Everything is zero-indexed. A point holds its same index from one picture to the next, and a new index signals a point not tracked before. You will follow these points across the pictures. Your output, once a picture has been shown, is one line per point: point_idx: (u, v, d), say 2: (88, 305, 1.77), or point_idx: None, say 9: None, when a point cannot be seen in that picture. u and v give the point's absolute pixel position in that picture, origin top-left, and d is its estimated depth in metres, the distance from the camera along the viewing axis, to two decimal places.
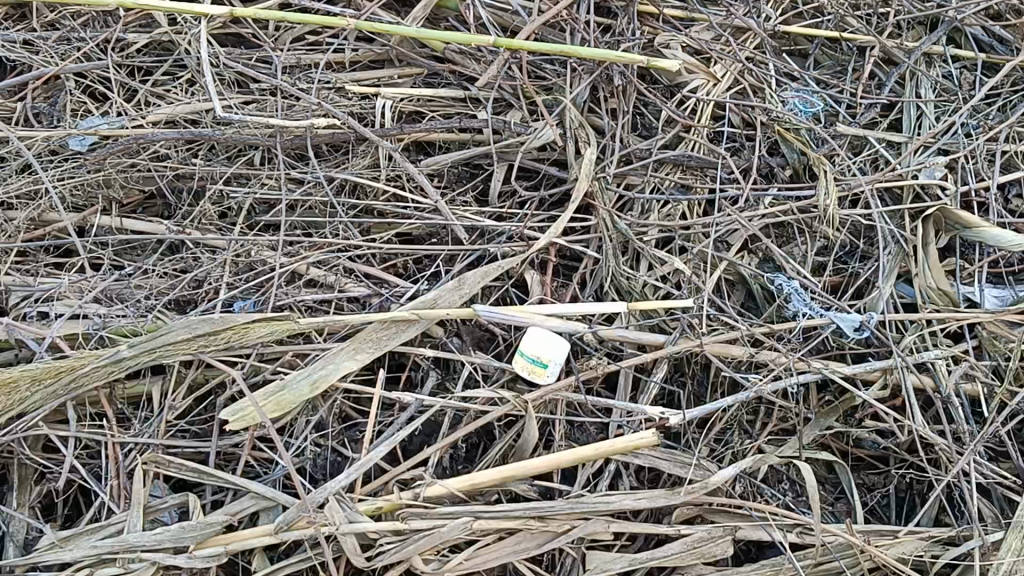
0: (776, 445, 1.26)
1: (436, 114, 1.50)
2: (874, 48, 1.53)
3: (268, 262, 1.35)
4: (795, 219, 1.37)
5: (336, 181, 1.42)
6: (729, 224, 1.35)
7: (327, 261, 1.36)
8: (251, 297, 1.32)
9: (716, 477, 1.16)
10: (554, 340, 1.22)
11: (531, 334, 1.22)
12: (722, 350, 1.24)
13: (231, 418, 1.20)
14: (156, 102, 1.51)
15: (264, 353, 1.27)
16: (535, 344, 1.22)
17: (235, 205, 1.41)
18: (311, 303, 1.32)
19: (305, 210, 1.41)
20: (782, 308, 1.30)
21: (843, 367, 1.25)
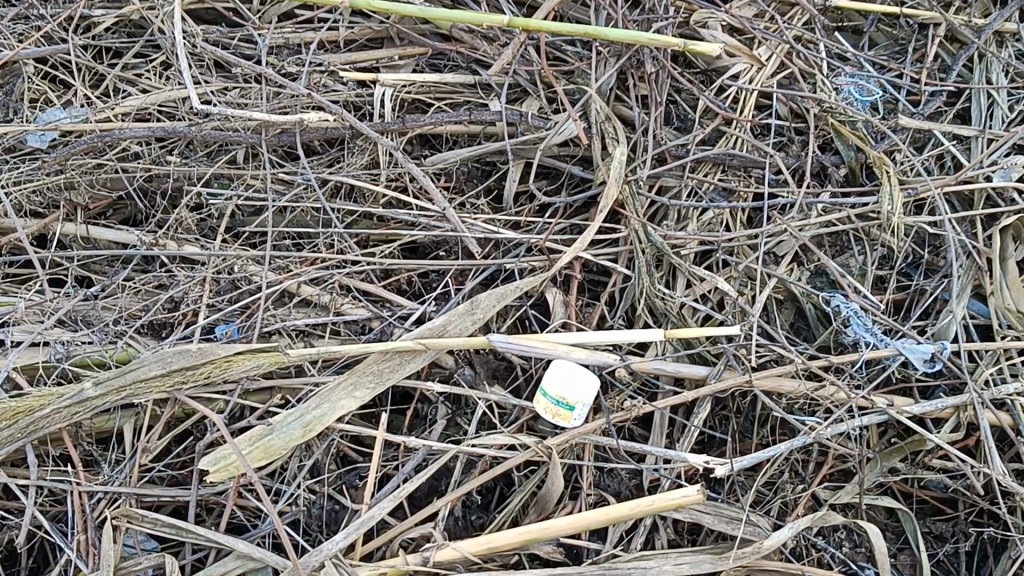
0: (832, 492, 1.11)
1: (443, 104, 1.32)
2: (939, 26, 1.34)
3: (253, 279, 1.19)
4: (852, 228, 1.21)
5: (331, 183, 1.25)
6: (778, 235, 1.19)
7: (321, 277, 1.20)
8: (235, 321, 1.16)
9: (770, 541, 1.00)
10: (578, 380, 1.05)
11: (552, 372, 1.06)
12: (772, 386, 1.09)
13: (212, 468, 1.04)
14: (126, 89, 1.33)
15: (249, 387, 1.12)
16: (556, 384, 1.06)
17: (215, 211, 1.25)
18: (303, 328, 1.16)
19: (296, 216, 1.24)
20: (839, 333, 1.14)
21: (911, 406, 1.10)
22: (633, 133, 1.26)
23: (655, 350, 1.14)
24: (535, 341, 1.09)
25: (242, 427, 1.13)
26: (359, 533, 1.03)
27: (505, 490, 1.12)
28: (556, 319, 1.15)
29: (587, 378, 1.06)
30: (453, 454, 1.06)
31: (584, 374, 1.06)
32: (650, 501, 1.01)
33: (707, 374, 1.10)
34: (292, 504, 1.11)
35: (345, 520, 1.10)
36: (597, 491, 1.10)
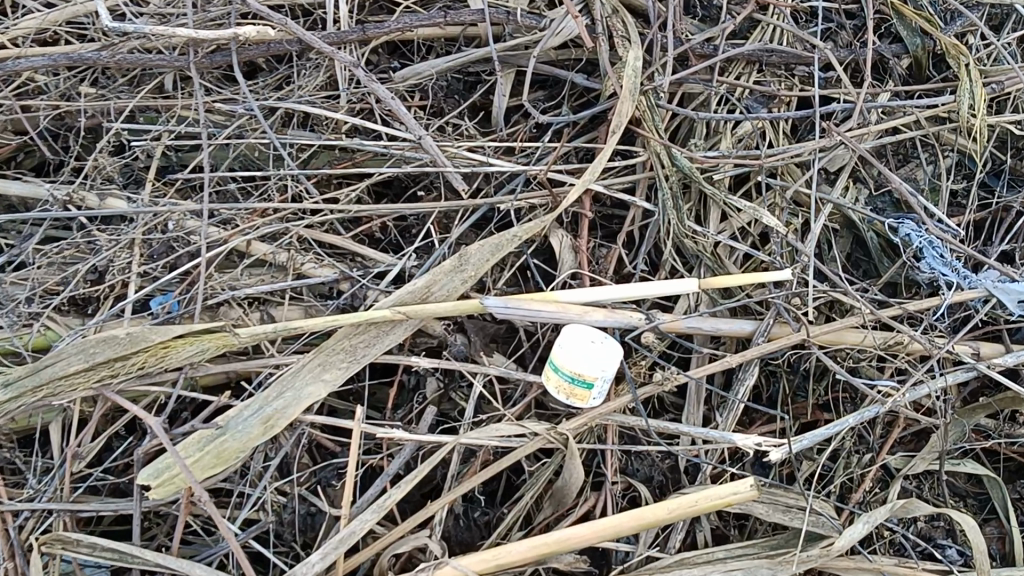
0: (906, 461, 0.93)
1: (412, 3, 1.08)
2: None
3: (192, 238, 0.97)
4: (921, 135, 0.98)
5: (281, 111, 1.02)
6: (832, 149, 0.97)
7: (277, 231, 0.99)
8: (173, 292, 0.95)
9: (841, 542, 0.82)
10: (597, 354, 0.85)
11: (564, 343, 0.86)
12: (834, 342, 0.89)
13: (151, 484, 0.85)
14: (25, 5, 1.09)
15: (194, 374, 0.92)
16: (571, 359, 0.85)
17: (141, 153, 1.02)
18: (258, 296, 0.95)
19: (240, 154, 1.02)
20: (912, 269, 0.94)
21: (1003, 355, 0.90)
22: (647, 28, 1.03)
23: (686, 302, 0.93)
24: (541, 303, 0.89)
25: (191, 421, 0.94)
26: (339, 553, 0.84)
27: (513, 478, 0.93)
28: (564, 270, 0.95)
29: (608, 350, 0.85)
30: (448, 449, 0.87)
31: (603, 345, 0.85)
32: (692, 501, 0.82)
33: (753, 331, 0.90)
34: (259, 510, 0.93)
35: (323, 526, 0.92)
36: (624, 478, 0.91)
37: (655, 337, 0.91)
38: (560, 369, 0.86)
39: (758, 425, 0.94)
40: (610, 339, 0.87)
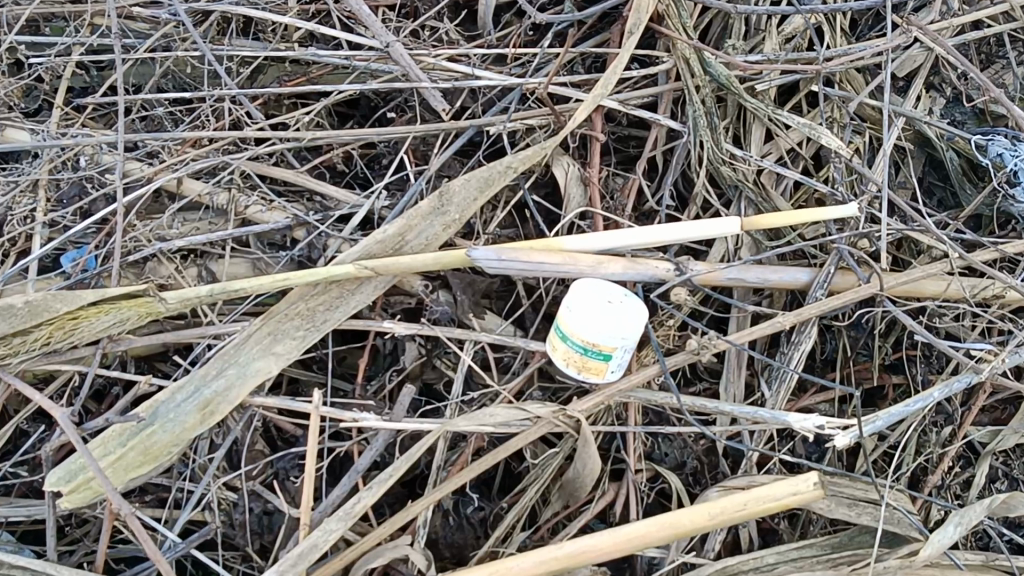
0: (996, 435, 0.75)
1: None
2: None
3: (110, 178, 0.79)
4: (1013, 29, 0.79)
5: (214, 16, 0.83)
6: (905, 48, 0.77)
7: (215, 166, 0.80)
8: (88, 245, 0.77)
9: (927, 548, 0.65)
10: (614, 319, 0.66)
11: (573, 304, 0.68)
12: (912, 292, 0.71)
13: (60, 488, 0.69)
14: None
15: (115, 349, 0.74)
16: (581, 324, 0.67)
17: (45, 73, 0.82)
18: (192, 248, 0.77)
19: (166, 70, 0.83)
20: (1005, 199, 0.75)
21: None
22: None
23: (723, 247, 0.75)
24: (543, 253, 0.70)
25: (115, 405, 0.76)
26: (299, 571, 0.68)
27: (513, 465, 0.76)
28: (568, 207, 0.77)
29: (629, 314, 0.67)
30: (431, 440, 0.69)
31: (623, 308, 0.67)
32: (742, 504, 0.65)
33: (809, 283, 0.72)
34: (204, 510, 0.76)
35: (283, 529, 0.75)
36: (648, 465, 0.74)
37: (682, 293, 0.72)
38: (569, 334, 0.68)
39: (811, 395, 0.77)
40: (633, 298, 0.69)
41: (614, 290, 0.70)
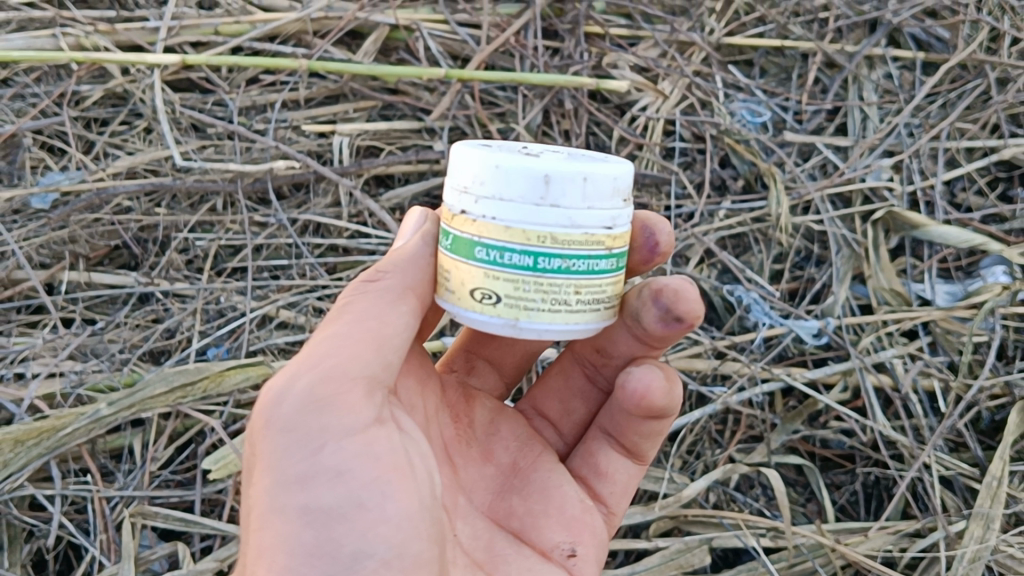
0: (746, 453, 1.31)
1: (393, 147, 1.53)
2: (816, 54, 1.56)
3: (238, 307, 1.38)
4: (750, 229, 1.43)
5: (299, 222, 1.45)
6: (686, 239, 1.39)
7: (296, 301, 1.40)
8: (224, 344, 1.37)
9: (688, 491, 1.23)
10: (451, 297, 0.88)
11: (626, 198, 0.87)
12: (687, 365, 1.31)
13: (214, 466, 1.25)
14: (115, 153, 1.52)
15: (240, 398, 1.32)
16: (618, 253, 0.87)
17: (201, 253, 1.44)
18: (284, 345, 1.36)
19: (271, 252, 1.45)
20: (742, 318, 1.36)
21: (805, 374, 1.30)
22: None
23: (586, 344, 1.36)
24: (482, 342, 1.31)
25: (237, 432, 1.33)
26: None
27: None
28: None
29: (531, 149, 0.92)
30: None
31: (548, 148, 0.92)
32: None
33: None
34: None
35: None
36: None
37: (487, 296, 0.83)
38: (582, 259, 0.83)
39: None
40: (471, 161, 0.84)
41: (520, 150, 0.87)
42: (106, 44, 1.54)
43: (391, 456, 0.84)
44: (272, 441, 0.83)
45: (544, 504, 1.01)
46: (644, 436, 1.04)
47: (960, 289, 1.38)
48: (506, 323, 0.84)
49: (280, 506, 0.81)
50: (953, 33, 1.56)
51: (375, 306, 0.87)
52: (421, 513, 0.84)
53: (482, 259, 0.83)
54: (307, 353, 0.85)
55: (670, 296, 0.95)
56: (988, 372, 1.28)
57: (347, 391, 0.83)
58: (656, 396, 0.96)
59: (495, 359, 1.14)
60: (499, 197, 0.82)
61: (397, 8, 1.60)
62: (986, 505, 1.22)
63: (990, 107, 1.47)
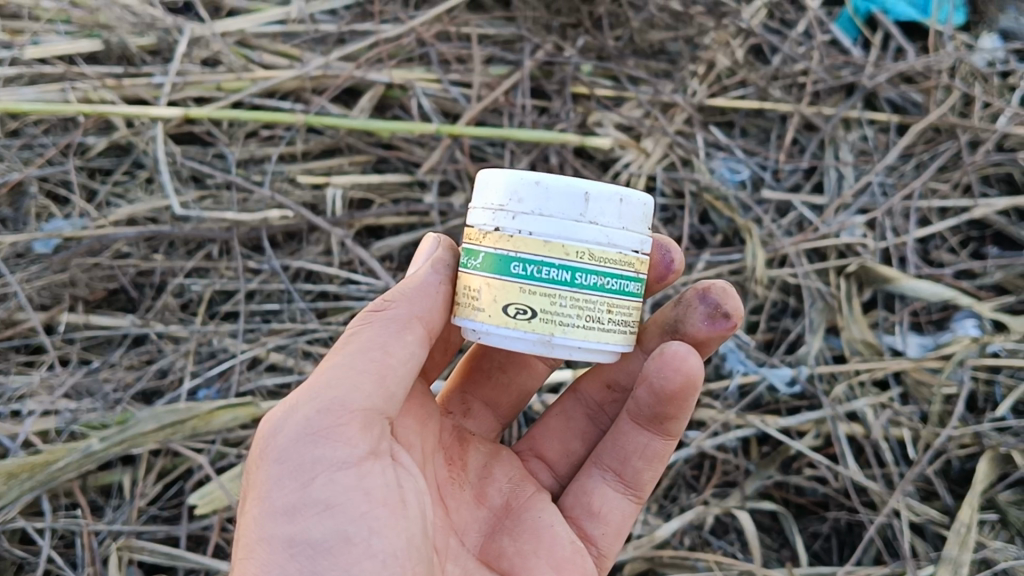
0: (721, 498, 1.34)
1: (386, 200, 1.59)
2: (794, 116, 1.62)
3: (229, 349, 1.43)
4: (727, 281, 1.48)
5: (292, 269, 1.51)
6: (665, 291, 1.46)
7: (286, 345, 1.45)
8: (214, 385, 1.41)
9: (661, 532, 1.27)
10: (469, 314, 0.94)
11: (648, 229, 0.97)
12: None
13: (200, 501, 1.29)
14: (117, 201, 1.58)
15: (228, 436, 1.37)
16: (642, 279, 0.96)
17: (197, 298, 1.49)
18: (273, 387, 1.41)
19: (263, 298, 1.50)
20: (718, 367, 1.41)
21: (779, 420, 1.34)
22: None
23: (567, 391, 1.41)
24: None
25: (224, 470, 1.38)
26: None
27: None
28: None
29: None
30: None
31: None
32: None
33: None
34: None
35: None
36: None
37: (521, 311, 0.89)
38: (614, 279, 0.91)
39: None
40: (517, 175, 0.91)
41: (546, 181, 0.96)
42: (112, 98, 1.60)
43: (382, 490, 0.88)
44: (264, 474, 0.88)
45: (535, 544, 1.02)
46: (646, 462, 1.07)
47: (932, 341, 1.42)
48: (540, 339, 0.89)
49: (267, 536, 0.85)
50: (927, 98, 1.62)
51: (380, 339, 0.92)
52: (408, 549, 0.87)
53: (519, 273, 0.89)
54: (312, 386, 0.90)
55: (719, 293, 1.03)
56: (957, 422, 1.31)
57: (344, 425, 0.87)
58: (690, 362, 0.98)
59: (490, 400, 1.18)
60: (538, 213, 0.90)
61: (392, 69, 1.67)
62: (954, 550, 1.24)
63: (962, 168, 1.52)
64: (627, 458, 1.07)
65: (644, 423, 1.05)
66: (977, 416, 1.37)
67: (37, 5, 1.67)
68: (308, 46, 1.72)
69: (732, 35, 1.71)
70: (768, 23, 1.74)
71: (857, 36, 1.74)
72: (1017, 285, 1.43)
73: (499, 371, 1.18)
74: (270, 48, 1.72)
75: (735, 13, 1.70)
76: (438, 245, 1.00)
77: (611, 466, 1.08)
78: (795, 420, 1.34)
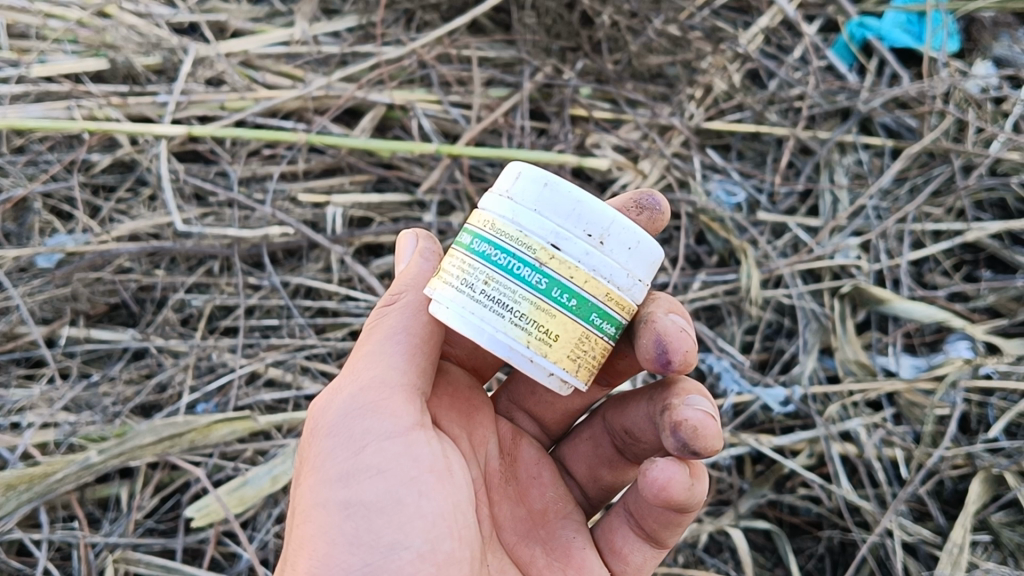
0: (714, 516, 1.35)
1: (385, 218, 1.61)
2: (789, 140, 1.64)
3: (228, 364, 1.45)
4: (722, 301, 1.49)
5: (291, 285, 1.53)
6: None
7: (284, 360, 1.46)
8: (213, 400, 1.43)
9: None
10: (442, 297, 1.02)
11: (601, 243, 0.91)
12: None
13: (197, 514, 1.31)
14: (120, 218, 1.59)
15: (225, 449, 1.38)
16: (553, 277, 0.89)
17: (197, 313, 1.51)
18: (271, 402, 1.43)
19: (262, 313, 1.52)
20: (713, 386, 1.43)
21: (773, 440, 1.35)
22: None
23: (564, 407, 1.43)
24: None
25: (220, 483, 1.39)
26: None
27: None
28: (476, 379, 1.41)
29: None
30: None
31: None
32: None
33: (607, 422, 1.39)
34: (263, 548, 1.32)
35: None
36: None
37: (437, 267, 0.96)
38: (505, 254, 0.90)
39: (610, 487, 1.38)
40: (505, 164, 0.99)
41: None
42: (117, 116, 1.62)
43: (429, 460, 0.93)
44: (319, 446, 0.95)
45: (566, 563, 1.04)
46: (665, 526, 1.02)
47: (925, 362, 1.43)
48: (428, 292, 0.96)
49: (324, 500, 0.92)
50: (921, 122, 1.64)
51: (408, 322, 0.97)
52: (454, 512, 0.93)
53: (456, 238, 0.97)
54: (355, 367, 0.97)
55: (689, 431, 0.91)
56: (949, 443, 1.32)
57: (388, 400, 0.93)
58: (671, 487, 0.92)
59: (535, 412, 1.18)
60: (491, 188, 0.96)
61: (393, 90, 1.70)
62: (946, 571, 1.24)
63: (955, 193, 1.54)
64: (643, 515, 1.03)
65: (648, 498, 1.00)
66: (969, 437, 1.37)
67: (44, 24, 1.70)
68: (311, 66, 1.75)
69: (731, 60, 1.74)
70: (765, 48, 1.77)
71: (853, 62, 1.77)
72: (1010, 308, 1.44)
73: (544, 389, 1.16)
74: (273, 68, 1.74)
75: (733, 38, 1.73)
76: (417, 239, 1.04)
77: (628, 510, 1.05)
78: (806, 433, 1.34)
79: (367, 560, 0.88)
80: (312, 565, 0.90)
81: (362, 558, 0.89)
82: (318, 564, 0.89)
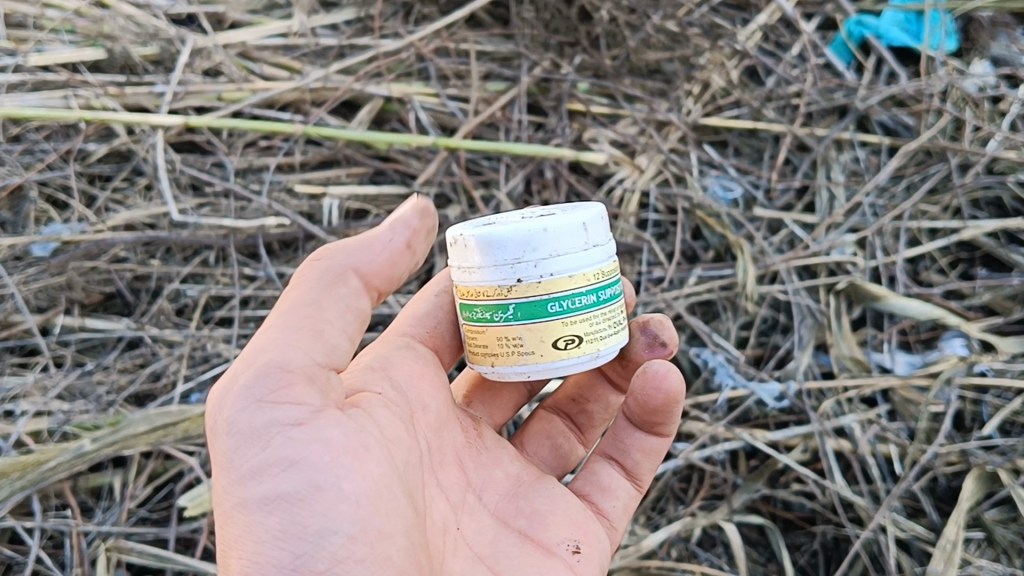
0: (708, 510, 1.35)
1: (381, 211, 1.61)
2: (787, 136, 1.64)
3: (222, 354, 1.45)
4: (718, 296, 1.50)
5: (287, 276, 1.53)
6: (655, 303, 1.48)
7: None
8: (207, 390, 1.42)
9: (646, 541, 1.28)
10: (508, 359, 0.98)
11: None
12: None
13: (190, 503, 1.30)
14: (116, 207, 1.59)
15: None
16: None
17: (192, 303, 1.51)
18: None
19: (257, 304, 1.52)
20: (708, 381, 1.44)
21: (768, 434, 1.36)
22: None
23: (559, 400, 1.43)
24: None
25: (214, 473, 1.39)
26: None
27: None
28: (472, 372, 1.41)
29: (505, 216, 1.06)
30: None
31: (534, 212, 1.07)
32: None
33: None
34: None
35: None
36: None
37: (572, 340, 0.96)
38: (614, 284, 1.01)
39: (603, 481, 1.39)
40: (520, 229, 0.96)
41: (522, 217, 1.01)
42: (114, 106, 1.62)
43: (341, 439, 0.87)
44: (222, 445, 0.88)
45: (551, 507, 1.05)
46: (644, 454, 1.13)
47: (920, 360, 1.43)
48: (589, 358, 0.98)
49: (240, 501, 0.85)
50: (918, 121, 1.63)
51: (313, 297, 0.94)
52: (377, 488, 0.87)
53: (556, 310, 0.96)
54: (251, 354, 0.91)
55: (656, 323, 1.10)
56: (943, 440, 1.32)
57: (290, 385, 0.88)
58: (671, 379, 1.07)
59: (495, 394, 1.20)
60: (552, 255, 0.96)
61: (391, 82, 1.70)
62: (939, 567, 1.24)
63: (952, 191, 1.54)
64: (626, 450, 1.13)
65: (635, 422, 1.12)
66: (964, 435, 1.37)
67: (42, 13, 1.70)
68: (308, 58, 1.75)
69: (729, 56, 1.73)
70: (762, 45, 1.77)
71: (851, 60, 1.77)
72: (1005, 306, 1.44)
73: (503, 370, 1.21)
74: (271, 60, 1.74)
75: (731, 35, 1.73)
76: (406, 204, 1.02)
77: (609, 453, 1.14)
78: (802, 428, 1.35)
79: (298, 552, 0.83)
80: (242, 566, 0.84)
81: (290, 551, 0.83)
82: (247, 565, 0.83)
